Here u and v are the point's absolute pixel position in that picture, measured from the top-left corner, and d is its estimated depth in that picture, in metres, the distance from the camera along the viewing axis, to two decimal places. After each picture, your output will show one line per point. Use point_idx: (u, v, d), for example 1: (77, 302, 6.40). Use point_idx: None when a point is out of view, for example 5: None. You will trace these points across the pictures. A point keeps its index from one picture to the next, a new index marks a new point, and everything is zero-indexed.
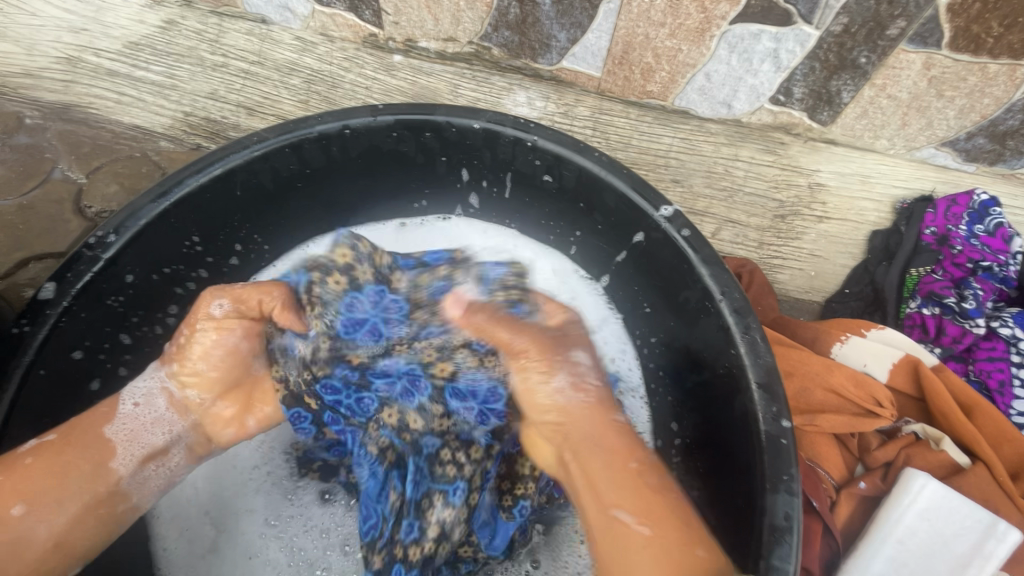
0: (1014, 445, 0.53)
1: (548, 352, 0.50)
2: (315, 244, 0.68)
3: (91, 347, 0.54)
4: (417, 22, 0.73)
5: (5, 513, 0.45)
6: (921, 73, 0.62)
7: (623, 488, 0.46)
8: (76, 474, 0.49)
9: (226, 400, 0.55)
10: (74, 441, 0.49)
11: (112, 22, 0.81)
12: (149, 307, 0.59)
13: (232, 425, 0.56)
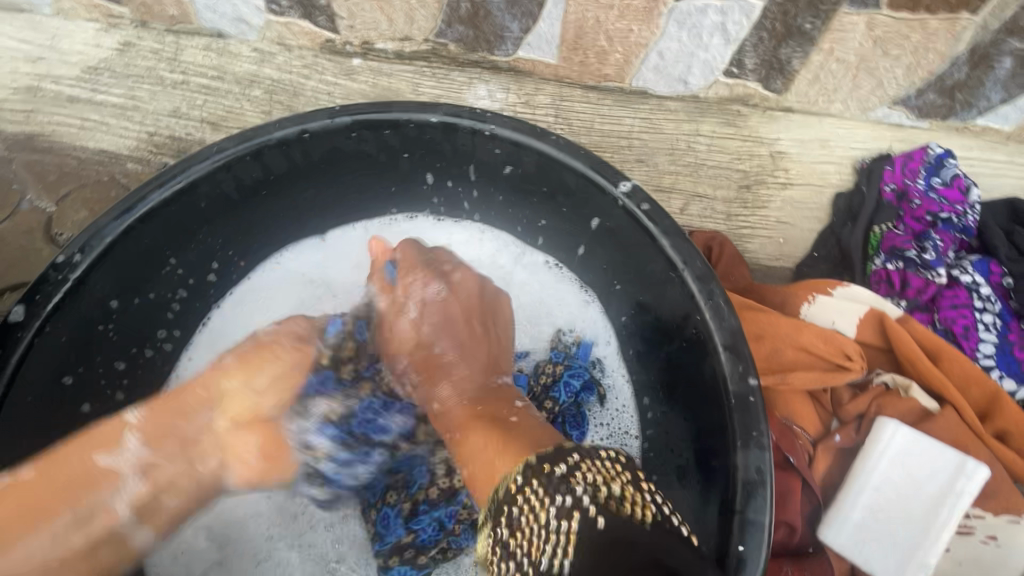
0: (982, 386, 0.54)
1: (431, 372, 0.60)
2: (287, 255, 0.69)
3: (80, 372, 0.56)
4: (371, 23, 0.73)
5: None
6: (865, 34, 0.63)
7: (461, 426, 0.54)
8: (51, 501, 0.47)
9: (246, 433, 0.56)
10: (50, 465, 0.48)
11: (68, 49, 0.81)
12: (138, 330, 0.61)
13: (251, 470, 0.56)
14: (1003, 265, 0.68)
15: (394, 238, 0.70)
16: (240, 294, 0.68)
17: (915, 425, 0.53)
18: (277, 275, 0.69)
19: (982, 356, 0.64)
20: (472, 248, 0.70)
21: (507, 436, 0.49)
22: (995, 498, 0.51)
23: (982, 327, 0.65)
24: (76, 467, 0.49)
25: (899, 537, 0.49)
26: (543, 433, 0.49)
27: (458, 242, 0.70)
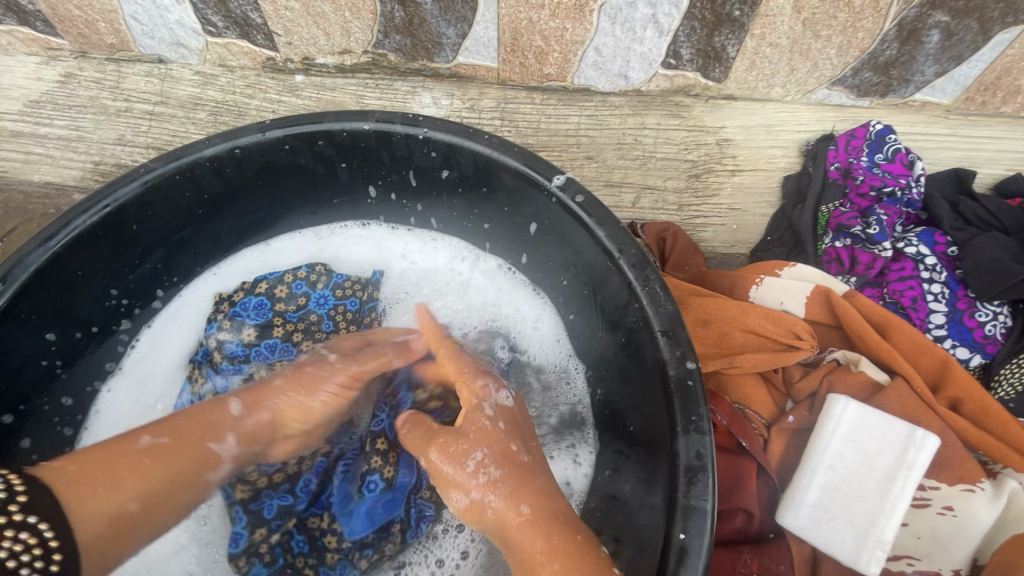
0: (932, 355, 0.54)
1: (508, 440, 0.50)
2: (223, 267, 0.68)
3: (21, 411, 0.54)
4: (310, 39, 0.74)
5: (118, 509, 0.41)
6: (794, 17, 0.64)
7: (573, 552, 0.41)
8: (130, 470, 0.42)
9: (277, 431, 0.52)
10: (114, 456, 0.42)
11: (9, 84, 0.80)
12: (82, 364, 0.59)
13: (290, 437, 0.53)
14: (947, 234, 0.67)
15: (344, 245, 0.70)
16: (170, 315, 0.65)
17: (869, 399, 0.52)
18: (207, 287, 0.67)
19: (933, 327, 0.64)
20: (425, 256, 0.69)
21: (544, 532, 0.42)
22: (949, 469, 0.51)
23: (930, 298, 0.65)
24: (138, 459, 0.43)
25: (855, 515, 0.48)
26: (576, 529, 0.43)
27: (409, 251, 0.69)
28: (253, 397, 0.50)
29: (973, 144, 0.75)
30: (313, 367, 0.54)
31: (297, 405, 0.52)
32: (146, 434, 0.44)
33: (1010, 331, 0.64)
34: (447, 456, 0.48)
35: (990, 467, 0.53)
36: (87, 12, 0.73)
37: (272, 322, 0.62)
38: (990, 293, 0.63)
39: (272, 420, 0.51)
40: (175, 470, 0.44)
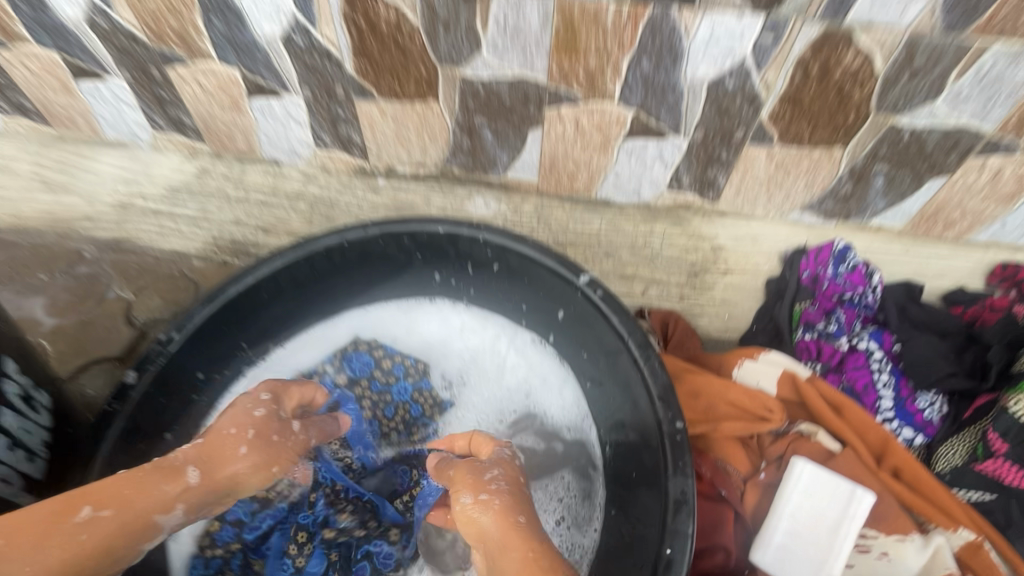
0: (877, 431, 0.68)
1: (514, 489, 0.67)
2: (335, 322, 0.88)
3: (174, 429, 0.78)
4: (395, 155, 0.97)
5: None
6: (768, 161, 0.84)
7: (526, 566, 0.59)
8: (52, 536, 0.57)
9: (249, 474, 0.70)
10: (59, 522, 0.57)
11: (155, 173, 1.04)
12: (215, 399, 0.82)
13: (256, 476, 0.71)
14: (891, 333, 0.84)
15: (421, 320, 0.89)
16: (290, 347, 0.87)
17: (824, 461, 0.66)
18: (335, 333, 0.88)
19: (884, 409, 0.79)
20: (476, 336, 0.87)
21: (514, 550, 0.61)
22: (886, 521, 0.66)
23: (881, 386, 0.80)
24: (52, 526, 0.57)
25: (812, 554, 0.61)
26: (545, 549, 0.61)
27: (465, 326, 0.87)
28: (204, 468, 0.68)
29: (923, 261, 0.91)
30: (278, 427, 0.74)
31: (255, 466, 0.70)
32: (86, 506, 0.60)
33: (946, 414, 0.79)
34: (476, 471, 0.69)
35: (923, 526, 0.66)
36: (231, 127, 0.97)
37: (359, 382, 0.87)
38: (923, 383, 0.80)
39: (226, 481, 0.68)
40: (111, 531, 0.60)
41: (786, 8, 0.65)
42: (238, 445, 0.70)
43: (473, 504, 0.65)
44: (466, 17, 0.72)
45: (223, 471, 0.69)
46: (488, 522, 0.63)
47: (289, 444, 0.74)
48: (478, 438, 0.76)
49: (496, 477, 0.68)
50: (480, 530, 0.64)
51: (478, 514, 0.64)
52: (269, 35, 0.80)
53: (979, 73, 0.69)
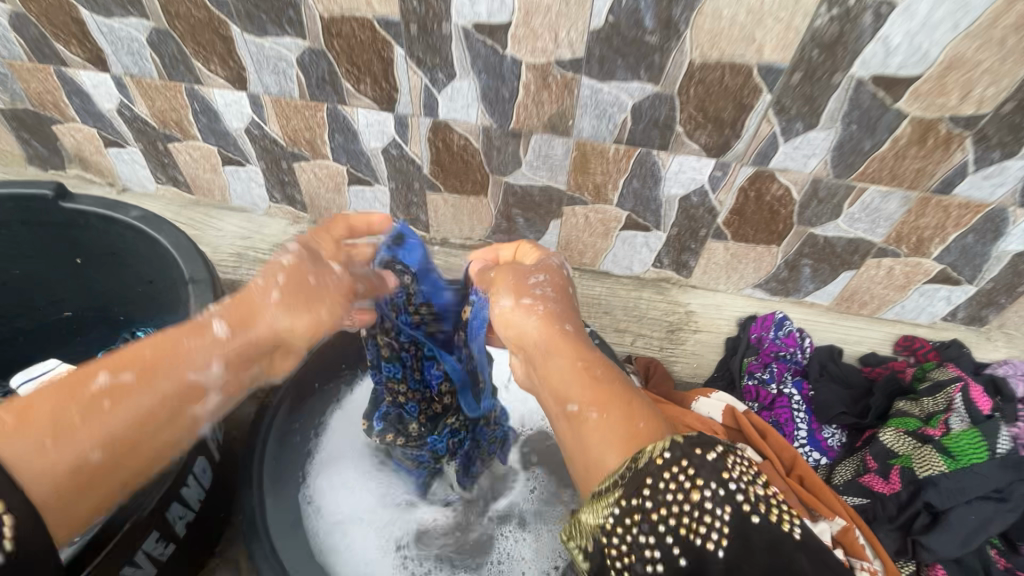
0: (789, 451, 0.95)
1: (548, 315, 0.65)
2: None
3: None
4: (449, 230, 1.30)
5: (85, 457, 0.52)
6: (723, 252, 1.16)
7: (601, 406, 0.56)
8: (76, 421, 0.52)
9: (293, 313, 0.61)
10: (142, 386, 0.55)
11: (266, 233, 1.38)
12: None
13: (306, 327, 0.63)
14: (811, 381, 1.11)
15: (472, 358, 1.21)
16: None
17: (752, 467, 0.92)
18: None
19: (799, 437, 1.05)
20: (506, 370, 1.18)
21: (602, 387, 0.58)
22: (785, 507, 0.85)
23: (798, 420, 1.06)
24: (76, 395, 0.52)
25: None
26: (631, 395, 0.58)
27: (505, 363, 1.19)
28: (232, 315, 0.60)
29: (845, 330, 1.20)
30: (317, 274, 0.65)
31: (295, 324, 0.62)
32: (102, 374, 0.54)
33: (843, 445, 1.05)
34: (519, 276, 0.69)
35: (813, 513, 0.86)
36: (331, 204, 1.32)
37: None
38: (828, 418, 1.06)
39: (266, 334, 0.61)
40: (161, 389, 0.56)
41: (728, 156, 0.99)
42: (269, 293, 0.61)
43: (514, 306, 0.66)
44: (513, 147, 1.08)
45: (258, 321, 0.61)
46: (532, 322, 0.64)
47: (330, 286, 0.65)
48: (522, 250, 0.77)
49: (538, 285, 0.69)
50: (520, 331, 0.65)
51: (526, 315, 0.65)
52: (373, 148, 1.16)
53: (864, 203, 1.00)
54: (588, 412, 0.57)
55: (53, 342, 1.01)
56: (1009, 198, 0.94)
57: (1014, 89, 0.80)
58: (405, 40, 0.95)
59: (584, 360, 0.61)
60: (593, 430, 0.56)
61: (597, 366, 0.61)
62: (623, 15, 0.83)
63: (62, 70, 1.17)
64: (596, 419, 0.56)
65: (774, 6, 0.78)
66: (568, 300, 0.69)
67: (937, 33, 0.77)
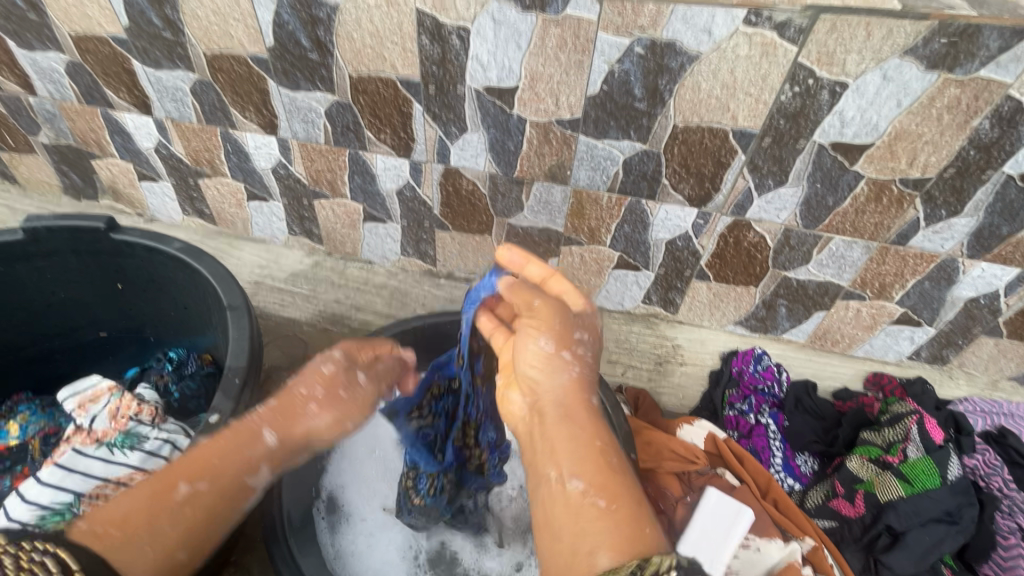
0: (764, 476, 1.06)
1: (580, 384, 0.73)
2: None
3: None
4: (455, 264, 1.41)
5: (176, 558, 0.66)
6: (707, 291, 1.27)
7: (589, 480, 0.64)
8: (160, 519, 0.65)
9: (331, 419, 0.81)
10: (201, 476, 0.70)
11: (283, 262, 1.48)
12: None
13: (339, 424, 0.82)
14: (786, 413, 1.20)
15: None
16: None
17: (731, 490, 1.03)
18: None
19: (775, 464, 1.13)
20: None
21: (595, 469, 0.65)
22: (762, 528, 0.96)
23: (774, 448, 1.14)
24: (158, 509, 0.66)
25: (712, 542, 0.92)
26: (628, 489, 0.64)
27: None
28: (280, 426, 0.78)
29: (819, 365, 1.30)
30: (345, 382, 0.83)
31: (329, 422, 0.81)
32: (182, 483, 0.68)
33: (815, 471, 1.13)
34: (566, 323, 0.73)
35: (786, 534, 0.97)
36: (346, 238, 1.43)
37: None
38: (801, 446, 1.15)
39: (301, 436, 0.79)
40: (227, 490, 0.71)
41: (709, 206, 1.11)
42: (310, 402, 0.81)
43: (555, 357, 0.72)
44: (516, 193, 1.19)
45: (301, 427, 0.79)
46: (565, 381, 0.72)
47: (355, 399, 0.84)
48: (553, 280, 0.79)
49: (580, 345, 0.74)
50: (545, 385, 0.72)
51: (565, 371, 0.72)
52: (389, 189, 1.27)
53: (831, 251, 1.12)
54: (590, 491, 0.63)
55: (87, 357, 1.12)
56: (958, 249, 1.05)
57: (953, 157, 0.93)
58: (424, 98, 1.07)
59: (593, 435, 0.68)
60: (595, 516, 0.61)
61: (612, 456, 0.67)
62: (616, 85, 0.96)
63: (108, 113, 1.29)
64: (595, 500, 0.62)
65: (745, 83, 0.90)
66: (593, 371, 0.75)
67: (885, 109, 0.89)
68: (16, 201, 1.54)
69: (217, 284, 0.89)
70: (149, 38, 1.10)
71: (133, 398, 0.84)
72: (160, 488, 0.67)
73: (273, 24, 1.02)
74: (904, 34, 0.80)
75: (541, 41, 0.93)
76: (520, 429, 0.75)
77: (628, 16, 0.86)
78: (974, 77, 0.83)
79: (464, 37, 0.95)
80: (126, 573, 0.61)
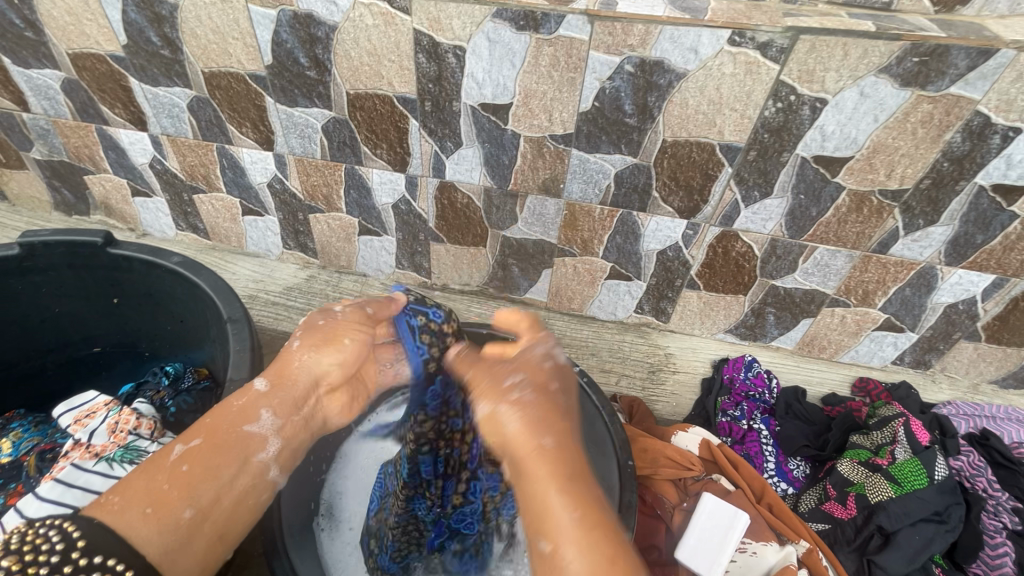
0: (758, 480, 1.08)
1: (532, 427, 0.68)
2: None
3: None
4: (450, 277, 1.42)
5: (182, 513, 0.61)
6: (697, 300, 1.30)
7: (564, 540, 0.59)
8: (167, 481, 0.63)
9: (312, 343, 0.81)
10: (202, 440, 0.68)
11: (278, 276, 1.48)
12: None
13: (333, 350, 0.81)
14: (777, 418, 1.22)
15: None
16: None
17: (726, 496, 1.04)
18: None
19: (768, 469, 1.15)
20: None
21: (560, 529, 0.60)
22: (758, 532, 0.99)
23: (767, 453, 1.16)
24: (161, 481, 0.62)
25: (711, 548, 0.96)
26: (604, 544, 0.59)
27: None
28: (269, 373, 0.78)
29: (807, 372, 1.34)
30: (324, 317, 0.84)
31: (318, 355, 0.80)
32: (175, 451, 0.66)
33: (808, 475, 1.15)
34: (496, 378, 0.75)
35: (782, 537, 1.00)
36: (342, 252, 1.44)
37: None
38: (792, 451, 1.17)
39: (297, 386, 0.78)
40: (228, 446, 0.68)
41: (698, 218, 1.14)
42: (292, 346, 0.81)
43: (492, 412, 0.70)
44: (510, 206, 1.22)
45: (293, 366, 0.79)
46: (512, 425, 0.68)
47: (335, 323, 0.83)
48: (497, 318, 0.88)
49: (515, 387, 0.72)
50: (501, 441, 0.69)
51: (506, 419, 0.69)
52: (385, 203, 1.29)
53: (816, 260, 1.15)
54: (566, 553, 0.58)
55: (80, 373, 1.10)
56: (935, 257, 1.10)
57: (928, 169, 0.97)
58: (420, 114, 1.09)
59: (555, 487, 0.63)
60: None
61: (589, 499, 0.63)
62: (607, 101, 0.99)
63: (102, 129, 1.30)
64: (573, 560, 0.58)
65: (730, 99, 0.94)
66: (549, 407, 0.70)
67: (863, 124, 0.94)
68: (5, 217, 1.53)
69: (216, 297, 0.90)
70: (147, 56, 1.12)
71: (131, 412, 0.84)
72: (156, 458, 0.66)
73: (272, 43, 1.04)
74: (878, 53, 0.85)
75: (534, 60, 0.96)
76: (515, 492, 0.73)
77: (618, 36, 0.90)
78: (945, 93, 0.87)
79: (460, 55, 0.98)
80: (131, 530, 0.57)
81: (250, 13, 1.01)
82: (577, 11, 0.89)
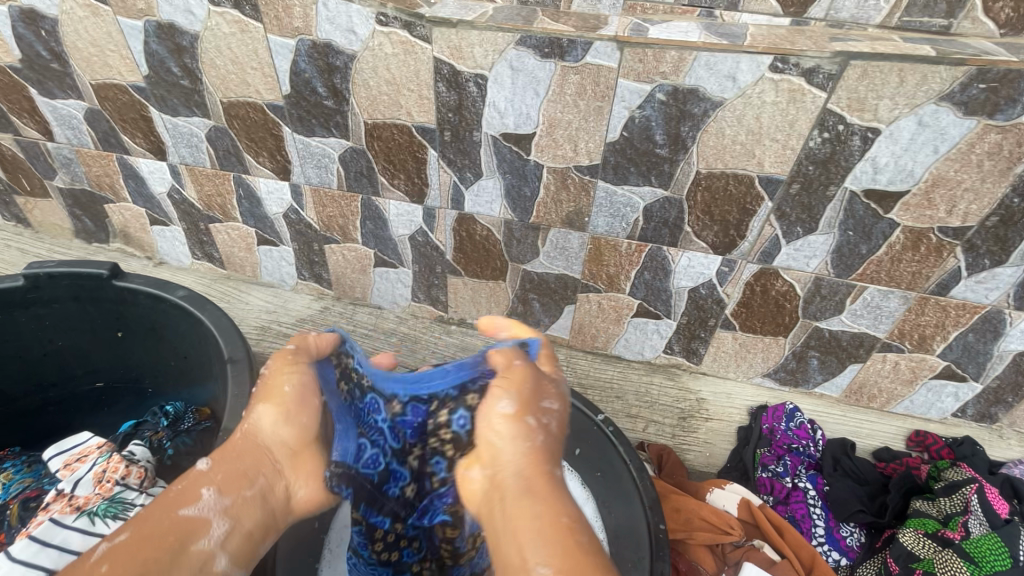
0: (806, 548, 0.97)
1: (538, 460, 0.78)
2: None
3: None
4: (468, 312, 1.36)
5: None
6: (733, 341, 1.21)
7: (546, 550, 0.66)
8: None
9: (267, 404, 0.81)
10: (140, 527, 0.65)
11: (291, 307, 1.44)
12: None
13: (276, 406, 0.81)
14: (824, 475, 1.11)
15: None
16: None
17: (772, 566, 0.94)
18: None
19: (817, 535, 1.03)
20: None
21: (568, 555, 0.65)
22: None
23: (814, 517, 1.05)
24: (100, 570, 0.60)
25: None
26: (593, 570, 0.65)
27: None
28: (218, 454, 0.76)
29: (856, 422, 1.22)
30: (267, 379, 0.83)
31: (270, 418, 0.80)
32: (100, 546, 0.62)
33: (863, 545, 1.03)
34: (536, 395, 0.83)
35: None
36: (356, 283, 1.39)
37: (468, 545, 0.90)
38: (843, 515, 1.05)
39: (256, 449, 0.78)
40: (162, 533, 0.65)
41: (735, 253, 1.06)
42: (238, 416, 0.81)
43: (521, 423, 0.80)
44: (531, 239, 1.15)
45: (249, 439, 0.79)
46: (521, 451, 0.78)
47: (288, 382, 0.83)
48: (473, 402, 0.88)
49: (546, 413, 0.83)
50: (499, 455, 0.79)
51: (511, 444, 0.79)
52: (401, 234, 1.24)
53: (865, 301, 1.06)
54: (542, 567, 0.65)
55: (80, 408, 1.06)
56: (1003, 300, 0.99)
57: (995, 205, 0.88)
58: (439, 144, 1.05)
59: (561, 523, 0.69)
60: None
61: (577, 529, 0.68)
62: (636, 130, 0.93)
63: (123, 158, 1.29)
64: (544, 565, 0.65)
65: (772, 129, 0.87)
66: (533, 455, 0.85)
67: (921, 156, 0.85)
68: (27, 244, 1.53)
69: (219, 335, 0.86)
70: (167, 86, 1.11)
71: (121, 459, 0.79)
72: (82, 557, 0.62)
73: (290, 73, 1.01)
74: (939, 79, 0.77)
75: (559, 89, 0.91)
76: (479, 506, 0.80)
77: (650, 63, 0.84)
78: (1016, 123, 0.79)
79: (481, 84, 0.94)
80: None
81: (269, 43, 0.99)
82: (606, 38, 0.84)
